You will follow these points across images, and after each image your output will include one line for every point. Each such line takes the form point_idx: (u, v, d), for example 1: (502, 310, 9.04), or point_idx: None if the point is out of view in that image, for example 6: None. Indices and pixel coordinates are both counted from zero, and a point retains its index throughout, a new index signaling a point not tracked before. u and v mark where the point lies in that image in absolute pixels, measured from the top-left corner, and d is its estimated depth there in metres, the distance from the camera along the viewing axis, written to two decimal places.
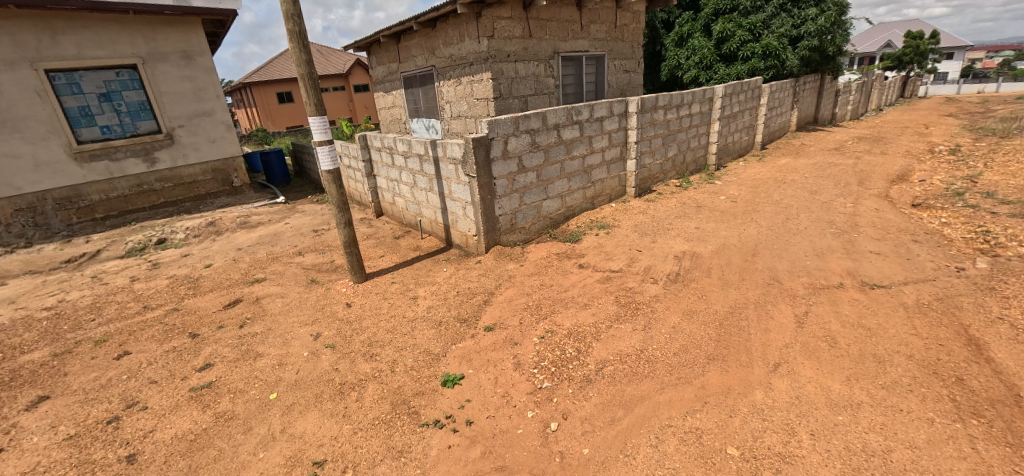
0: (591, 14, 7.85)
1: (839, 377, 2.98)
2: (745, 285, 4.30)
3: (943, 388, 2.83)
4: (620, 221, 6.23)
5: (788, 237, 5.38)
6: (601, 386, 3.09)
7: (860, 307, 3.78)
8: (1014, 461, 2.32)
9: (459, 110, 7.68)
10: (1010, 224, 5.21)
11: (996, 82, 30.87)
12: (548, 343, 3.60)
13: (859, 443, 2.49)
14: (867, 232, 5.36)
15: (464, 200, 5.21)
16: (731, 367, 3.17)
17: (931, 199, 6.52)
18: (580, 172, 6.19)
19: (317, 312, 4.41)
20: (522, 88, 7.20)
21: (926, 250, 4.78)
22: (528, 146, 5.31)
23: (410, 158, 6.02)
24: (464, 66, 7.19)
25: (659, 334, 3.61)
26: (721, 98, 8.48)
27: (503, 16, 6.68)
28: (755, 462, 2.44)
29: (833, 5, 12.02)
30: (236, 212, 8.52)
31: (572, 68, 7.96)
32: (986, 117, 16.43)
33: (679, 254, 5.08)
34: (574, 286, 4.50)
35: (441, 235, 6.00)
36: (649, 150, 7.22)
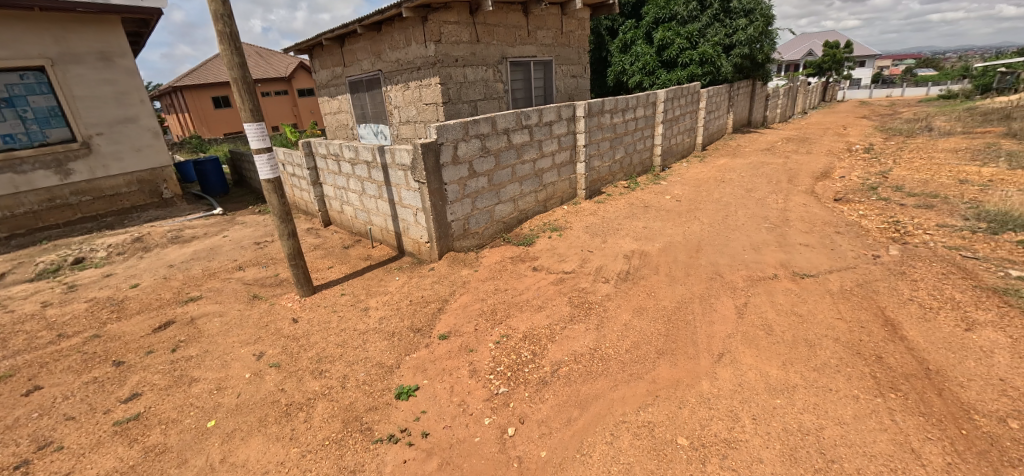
0: (538, 20, 7.97)
1: (776, 363, 3.18)
2: (690, 280, 4.51)
3: (866, 366, 3.09)
4: (572, 222, 6.35)
5: (728, 232, 5.70)
6: (557, 388, 3.12)
7: (792, 296, 4.06)
8: (927, 429, 2.56)
9: (408, 115, 7.55)
10: (916, 215, 5.80)
11: (900, 87, 34.33)
12: (504, 348, 3.60)
13: (794, 423, 2.66)
14: (797, 226, 5.78)
15: (415, 206, 5.11)
16: (679, 360, 3.30)
17: (850, 194, 7.14)
18: (531, 175, 6.25)
19: (260, 330, 4.15)
20: (470, 92, 7.19)
21: (848, 240, 5.22)
22: (478, 151, 5.29)
23: (358, 165, 5.84)
24: (412, 70, 7.08)
25: (612, 332, 3.70)
26: (663, 102, 8.87)
27: (449, 21, 6.63)
28: (703, 449, 2.55)
29: (760, 16, 12.95)
30: (166, 226, 7.90)
31: (521, 73, 8.04)
32: (894, 118, 18.22)
33: (629, 254, 5.23)
34: (529, 289, 4.53)
35: (393, 243, 5.86)
36: (597, 153, 7.41)
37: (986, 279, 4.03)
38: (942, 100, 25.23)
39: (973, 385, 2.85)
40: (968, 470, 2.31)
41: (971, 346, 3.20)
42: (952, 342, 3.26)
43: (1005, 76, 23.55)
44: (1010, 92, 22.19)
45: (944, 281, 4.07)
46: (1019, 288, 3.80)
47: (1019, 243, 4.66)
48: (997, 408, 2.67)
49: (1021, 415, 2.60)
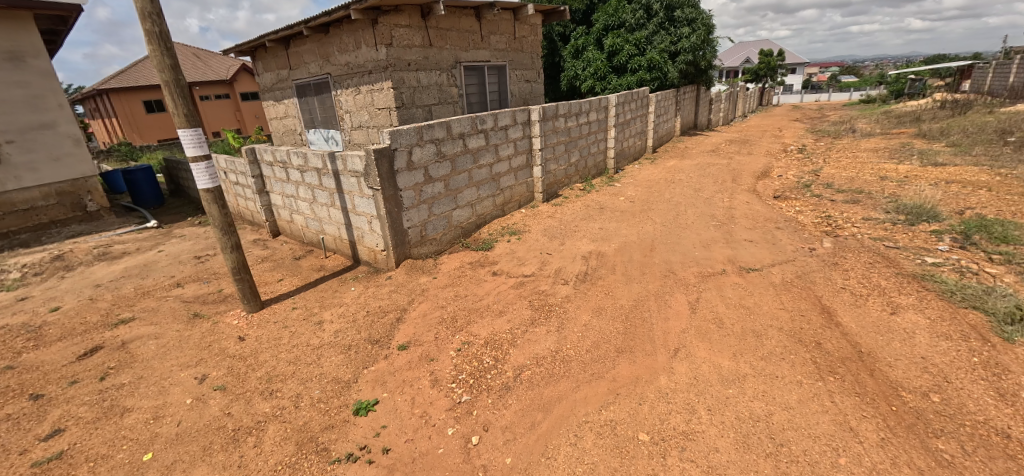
0: (490, 25, 7.99)
1: (727, 354, 3.33)
2: (645, 278, 4.64)
3: (807, 353, 3.29)
4: (530, 226, 6.39)
5: (679, 231, 5.93)
6: (520, 393, 3.11)
7: (739, 290, 4.27)
8: (862, 408, 2.75)
9: (359, 120, 7.33)
10: (845, 210, 6.28)
11: (827, 93, 37.26)
12: (465, 355, 3.55)
13: (746, 411, 2.79)
14: (742, 223, 6.11)
15: (370, 214, 4.96)
16: (638, 357, 3.38)
17: (787, 192, 7.63)
18: (488, 180, 6.24)
19: (203, 351, 3.87)
20: (424, 97, 7.09)
21: (787, 235, 5.57)
22: (433, 156, 5.22)
23: (307, 173, 5.61)
24: (363, 74, 6.89)
25: (573, 333, 3.75)
26: (614, 106, 9.14)
27: (400, 24, 6.52)
28: (663, 443, 2.61)
29: (702, 25, 13.66)
30: (92, 242, 7.25)
31: (475, 77, 8.03)
32: (823, 121, 19.72)
33: (587, 254, 5.33)
34: (489, 294, 4.50)
35: (347, 252, 5.65)
36: (553, 156, 7.52)
37: (906, 267, 4.41)
38: (863, 105, 27.59)
39: (899, 364, 3.10)
40: (898, 443, 2.50)
41: (896, 328, 3.49)
42: (881, 326, 3.54)
43: (914, 82, 26.08)
44: (919, 96, 24.61)
45: (872, 269, 4.42)
46: (934, 273, 4.20)
47: (932, 233, 5.14)
48: (920, 384, 2.91)
49: (940, 389, 2.85)
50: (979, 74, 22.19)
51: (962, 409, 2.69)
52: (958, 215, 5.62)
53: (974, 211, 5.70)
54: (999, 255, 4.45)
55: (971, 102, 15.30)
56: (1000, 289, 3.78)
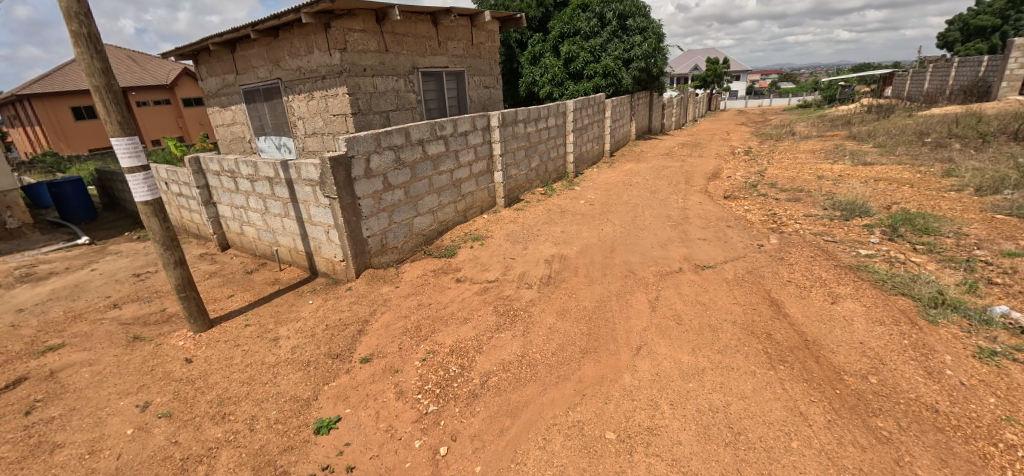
0: (447, 31, 7.96)
1: (687, 349, 3.45)
2: (607, 279, 4.75)
3: (759, 344, 3.47)
4: (492, 231, 6.39)
5: (637, 232, 6.11)
6: (487, 400, 3.09)
7: (696, 287, 4.44)
8: (810, 393, 2.92)
9: (313, 127, 7.10)
10: (788, 208, 6.69)
11: (769, 99, 39.61)
12: (431, 364, 3.49)
13: (705, 403, 2.90)
14: (696, 222, 6.37)
15: (327, 224, 4.80)
16: (602, 357, 3.45)
17: (736, 192, 8.03)
18: (449, 186, 6.19)
19: (145, 376, 3.60)
20: (381, 103, 6.96)
21: (737, 232, 5.86)
22: (392, 163, 5.12)
23: (258, 182, 5.36)
24: (316, 79, 6.68)
25: (538, 336, 3.77)
26: (572, 111, 9.32)
27: (354, 29, 6.38)
28: (629, 440, 2.66)
29: (653, 34, 14.19)
30: (13, 262, 6.60)
31: (433, 83, 7.97)
32: (766, 124, 20.93)
33: (549, 258, 5.39)
34: (453, 302, 4.46)
35: (303, 264, 5.44)
36: (513, 162, 7.57)
37: (844, 259, 4.75)
38: (800, 109, 29.55)
39: (841, 350, 3.32)
40: (843, 424, 2.66)
41: (837, 315, 3.75)
42: (824, 315, 3.78)
43: (844, 88, 28.24)
44: (849, 102, 26.66)
45: (813, 263, 4.73)
46: (867, 264, 4.54)
47: (865, 227, 5.56)
48: (859, 367, 3.13)
49: (877, 371, 3.07)
50: (899, 80, 24.31)
51: (897, 388, 2.91)
52: (886, 209, 6.12)
53: (900, 206, 6.21)
54: (922, 245, 4.86)
55: (893, 107, 16.69)
56: (924, 276, 4.13)
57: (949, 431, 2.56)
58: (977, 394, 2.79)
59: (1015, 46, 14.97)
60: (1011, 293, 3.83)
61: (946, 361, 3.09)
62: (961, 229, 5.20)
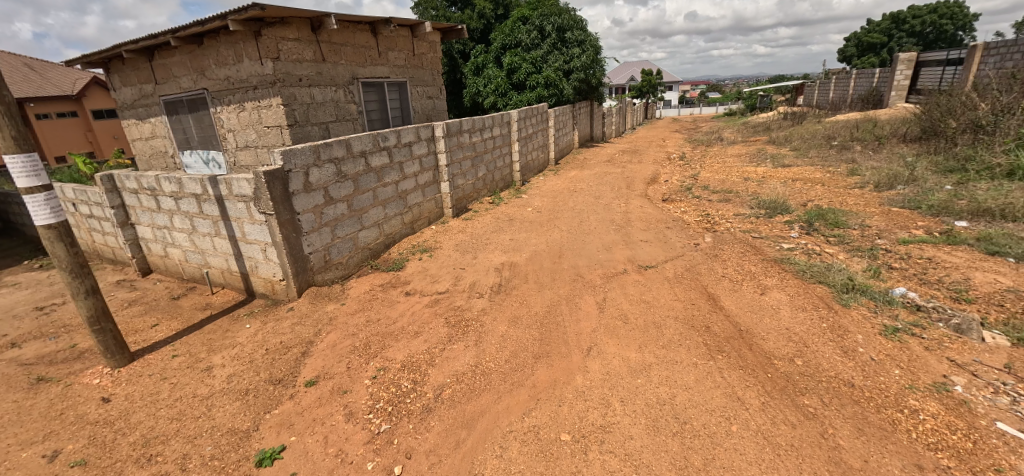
0: (387, 41, 7.85)
1: (634, 347, 3.59)
2: (556, 284, 4.84)
3: (699, 336, 3.68)
4: (441, 242, 6.32)
5: (584, 236, 6.29)
6: (441, 413, 3.04)
7: (640, 286, 4.63)
8: (746, 379, 3.13)
9: (245, 140, 6.71)
10: (720, 208, 7.17)
11: (698, 107, 42.30)
12: (382, 382, 3.38)
13: (653, 397, 3.02)
14: (637, 225, 6.67)
15: (263, 241, 4.54)
16: (554, 360, 3.50)
17: (673, 195, 8.49)
18: (394, 198, 6.07)
19: (53, 421, 3.21)
20: (319, 114, 6.72)
21: (675, 233, 6.20)
22: (333, 176, 4.95)
23: (184, 200, 4.99)
24: (246, 89, 6.33)
25: (491, 345, 3.76)
26: (516, 121, 9.47)
27: (288, 37, 6.13)
28: (583, 440, 2.72)
29: (591, 46, 14.75)
30: None
31: (374, 94, 7.81)
32: (697, 131, 22.36)
33: (499, 266, 5.42)
34: (403, 316, 4.35)
35: (238, 285, 5.09)
36: (460, 171, 7.56)
37: (769, 253, 5.15)
38: (727, 117, 31.85)
39: (770, 336, 3.60)
40: (775, 405, 2.87)
41: (765, 305, 4.06)
42: (754, 305, 4.08)
43: (763, 98, 30.82)
44: (768, 110, 29.09)
45: (743, 257, 5.10)
46: (789, 256, 4.96)
47: (786, 223, 6.08)
48: (786, 351, 3.40)
49: (802, 353, 3.35)
50: (809, 91, 26.90)
51: (819, 368, 3.19)
52: (803, 207, 6.71)
53: (814, 203, 6.84)
54: (834, 237, 5.39)
55: (805, 114, 18.41)
56: (836, 265, 4.57)
57: (863, 402, 2.83)
58: (885, 367, 3.12)
59: (900, 60, 17.09)
60: (907, 276, 4.33)
61: (858, 339, 3.43)
62: (865, 222, 5.81)
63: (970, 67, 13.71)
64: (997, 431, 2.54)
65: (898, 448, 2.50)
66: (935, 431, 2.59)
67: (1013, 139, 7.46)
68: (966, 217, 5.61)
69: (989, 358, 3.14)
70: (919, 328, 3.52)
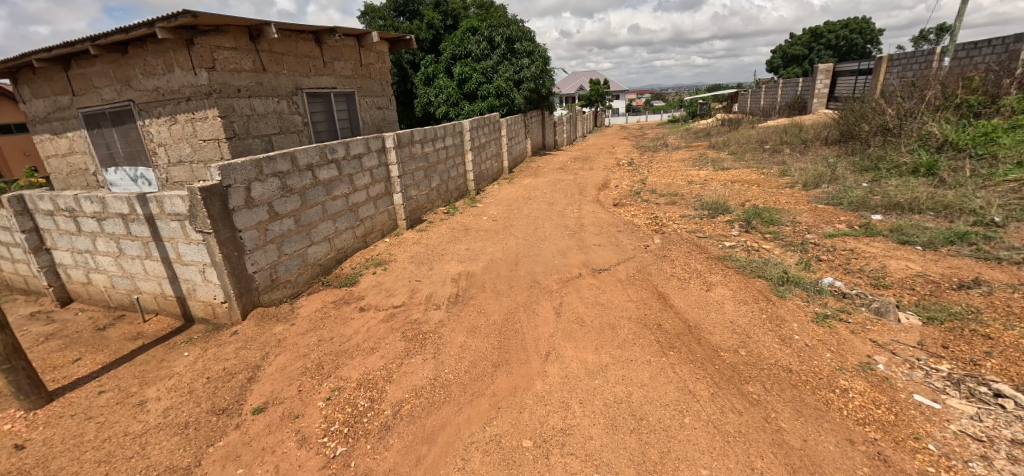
0: (332, 51, 7.65)
1: (591, 349, 3.67)
2: (513, 291, 4.87)
3: (652, 334, 3.82)
4: (395, 254, 6.19)
5: (539, 243, 6.37)
6: (401, 429, 2.96)
7: (595, 289, 4.74)
8: (696, 372, 3.28)
9: (178, 155, 6.29)
10: (667, 210, 7.51)
11: (643, 115, 44.14)
12: (336, 403, 3.25)
13: (611, 397, 3.09)
14: (590, 229, 6.84)
15: (201, 262, 4.25)
16: (514, 367, 3.51)
17: (624, 199, 8.79)
18: (345, 211, 5.89)
19: None
20: (261, 126, 6.43)
21: (626, 236, 6.41)
22: (277, 190, 4.74)
23: (108, 221, 4.60)
24: (178, 101, 5.94)
25: (449, 356, 3.72)
26: (468, 130, 9.48)
27: (224, 46, 5.83)
28: (545, 445, 2.73)
29: (539, 57, 15.09)
30: None
31: (320, 105, 7.58)
32: (644, 138, 23.30)
33: (456, 276, 5.37)
34: (357, 333, 4.21)
35: (174, 310, 4.73)
36: (412, 182, 7.46)
37: (713, 251, 5.44)
38: (670, 124, 33.45)
39: (716, 330, 3.79)
40: (723, 395, 3.03)
41: (711, 300, 4.28)
42: (701, 301, 4.30)
43: (702, 105, 32.65)
44: (707, 116, 30.83)
45: (690, 257, 5.36)
46: (731, 254, 5.26)
47: (727, 222, 6.45)
48: (731, 342, 3.60)
49: (745, 344, 3.56)
50: (742, 98, 28.77)
51: (761, 356, 3.39)
52: (741, 206, 7.15)
53: (751, 203, 7.31)
54: (770, 234, 5.77)
55: (740, 120, 19.68)
56: (772, 259, 4.91)
57: (801, 386, 3.04)
58: (818, 352, 3.36)
59: (819, 70, 18.66)
60: (833, 266, 4.71)
61: (794, 327, 3.69)
62: (796, 218, 6.27)
63: (879, 75, 15.20)
64: (914, 402, 2.81)
65: (833, 426, 2.70)
66: (863, 407, 2.82)
67: (915, 140, 8.33)
68: (880, 211, 6.19)
69: (905, 337, 3.46)
70: (845, 313, 3.84)
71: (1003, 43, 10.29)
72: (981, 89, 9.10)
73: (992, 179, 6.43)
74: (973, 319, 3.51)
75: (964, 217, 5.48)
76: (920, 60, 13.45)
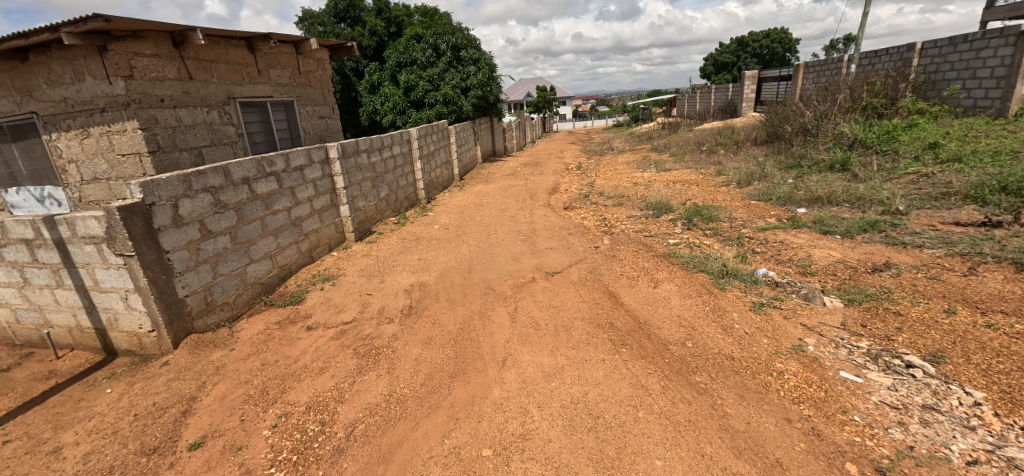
0: (268, 58, 7.30)
1: (547, 352, 3.70)
2: (467, 299, 4.83)
3: (605, 333, 3.91)
4: (344, 269, 5.96)
5: (492, 249, 6.37)
6: (355, 451, 2.84)
7: (549, 293, 4.80)
8: (647, 366, 3.40)
9: (92, 171, 5.73)
10: (615, 212, 7.75)
11: (589, 121, 45.42)
12: (283, 430, 3.06)
13: (568, 398, 3.13)
14: (542, 234, 6.93)
15: (123, 288, 3.88)
16: (471, 376, 3.48)
17: (573, 202, 8.98)
18: (287, 226, 5.61)
19: None
20: (189, 138, 6.00)
21: (577, 238, 6.55)
22: (210, 206, 4.44)
23: (9, 248, 4.11)
24: (91, 113, 5.43)
25: (404, 370, 3.62)
26: (416, 138, 9.34)
27: (143, 53, 5.40)
28: (505, 452, 2.71)
29: (486, 64, 15.15)
30: None
31: (256, 115, 7.20)
32: (591, 143, 23.96)
33: (408, 288, 5.25)
34: (305, 353, 4.00)
35: (94, 343, 4.28)
36: (360, 193, 7.24)
37: (659, 249, 5.68)
38: (615, 129, 34.67)
39: (665, 325, 3.95)
40: (673, 386, 3.15)
41: (659, 296, 4.46)
42: (649, 298, 4.46)
43: (643, 110, 34.14)
44: (648, 121, 32.27)
45: (638, 255, 5.56)
46: (676, 251, 5.51)
47: (670, 221, 6.76)
48: (678, 335, 3.77)
49: (692, 336, 3.73)
50: (680, 103, 30.34)
51: (706, 347, 3.57)
52: (683, 205, 7.52)
53: (691, 201, 7.71)
54: (710, 230, 6.11)
55: (679, 123, 20.74)
56: (712, 254, 5.20)
57: (743, 372, 3.22)
58: (756, 338, 3.59)
59: (746, 77, 20.06)
60: (767, 258, 5.05)
61: (734, 317, 3.92)
62: (732, 215, 6.68)
63: (798, 81, 16.56)
64: (841, 379, 3.06)
65: (772, 407, 2.88)
66: (797, 386, 3.03)
67: (830, 140, 9.14)
68: (804, 205, 6.72)
69: (830, 319, 3.77)
70: (778, 301, 4.13)
71: (898, 52, 11.53)
72: (882, 92, 10.15)
73: (896, 172, 7.17)
74: (886, 299, 3.89)
75: (874, 208, 6.05)
76: (831, 67, 14.79)
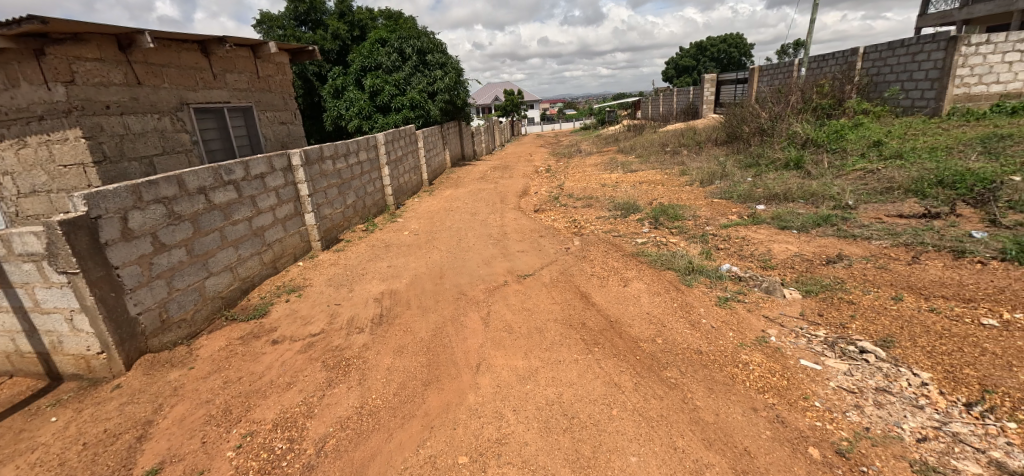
0: (223, 62, 7.02)
1: (521, 355, 3.70)
2: (439, 305, 4.78)
3: (577, 333, 3.95)
4: (310, 279, 5.78)
5: (463, 254, 6.33)
6: (327, 466, 2.75)
7: (521, 295, 4.81)
8: (620, 365, 3.44)
9: (30, 184, 5.34)
10: (584, 213, 7.86)
11: (556, 124, 45.94)
12: (249, 449, 2.93)
13: (543, 399, 3.14)
14: (513, 237, 6.94)
15: (67, 308, 3.62)
16: (445, 383, 3.43)
17: (543, 205, 9.04)
18: (248, 237, 5.40)
19: None
20: (139, 146, 5.69)
21: (548, 240, 6.60)
22: (163, 218, 4.22)
23: None
24: (28, 121, 5.07)
25: (376, 381, 3.54)
26: (382, 144, 9.18)
27: (85, 57, 5.09)
28: (481, 458, 2.69)
29: (452, 68, 15.08)
30: None
31: (212, 122, 6.90)
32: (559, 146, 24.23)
33: (378, 296, 5.14)
34: (271, 368, 3.85)
35: (36, 369, 3.98)
36: (325, 201, 7.05)
37: (628, 248, 5.80)
38: (582, 131, 35.23)
39: (635, 322, 4.03)
40: (645, 383, 3.21)
41: (629, 294, 4.55)
42: (620, 296, 4.54)
43: (609, 113, 34.83)
44: (614, 123, 32.94)
45: (608, 255, 5.65)
46: (644, 249, 5.64)
47: (638, 221, 6.91)
48: (649, 332, 3.85)
49: (661, 333, 3.81)
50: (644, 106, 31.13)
51: (676, 342, 3.66)
52: (649, 205, 7.71)
53: (657, 201, 7.91)
54: (676, 228, 6.29)
55: (643, 126, 21.28)
56: (678, 251, 5.35)
57: (711, 365, 3.32)
58: (722, 332, 3.71)
59: (705, 80, 20.78)
60: (730, 253, 5.24)
61: (701, 312, 4.04)
62: (696, 213, 6.89)
63: (753, 84, 17.29)
64: (801, 367, 3.19)
65: (739, 397, 2.97)
66: (762, 376, 3.14)
67: (784, 139, 9.59)
68: (763, 202, 7.01)
69: (790, 310, 3.95)
70: (742, 294, 4.28)
71: (843, 56, 12.21)
72: (830, 94, 10.72)
73: (845, 169, 7.58)
74: (840, 289, 4.10)
75: (826, 203, 6.38)
76: (783, 71, 15.52)
